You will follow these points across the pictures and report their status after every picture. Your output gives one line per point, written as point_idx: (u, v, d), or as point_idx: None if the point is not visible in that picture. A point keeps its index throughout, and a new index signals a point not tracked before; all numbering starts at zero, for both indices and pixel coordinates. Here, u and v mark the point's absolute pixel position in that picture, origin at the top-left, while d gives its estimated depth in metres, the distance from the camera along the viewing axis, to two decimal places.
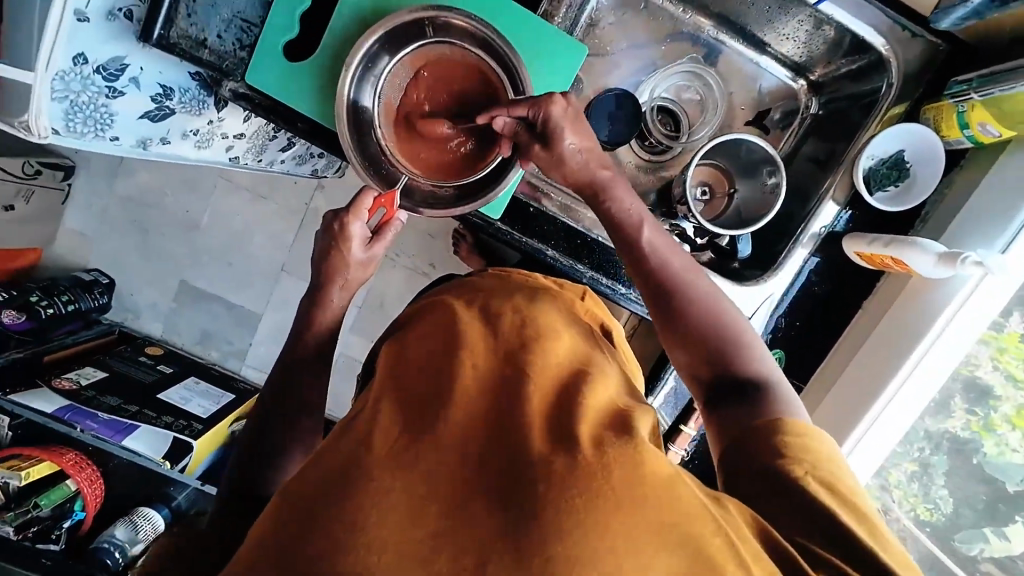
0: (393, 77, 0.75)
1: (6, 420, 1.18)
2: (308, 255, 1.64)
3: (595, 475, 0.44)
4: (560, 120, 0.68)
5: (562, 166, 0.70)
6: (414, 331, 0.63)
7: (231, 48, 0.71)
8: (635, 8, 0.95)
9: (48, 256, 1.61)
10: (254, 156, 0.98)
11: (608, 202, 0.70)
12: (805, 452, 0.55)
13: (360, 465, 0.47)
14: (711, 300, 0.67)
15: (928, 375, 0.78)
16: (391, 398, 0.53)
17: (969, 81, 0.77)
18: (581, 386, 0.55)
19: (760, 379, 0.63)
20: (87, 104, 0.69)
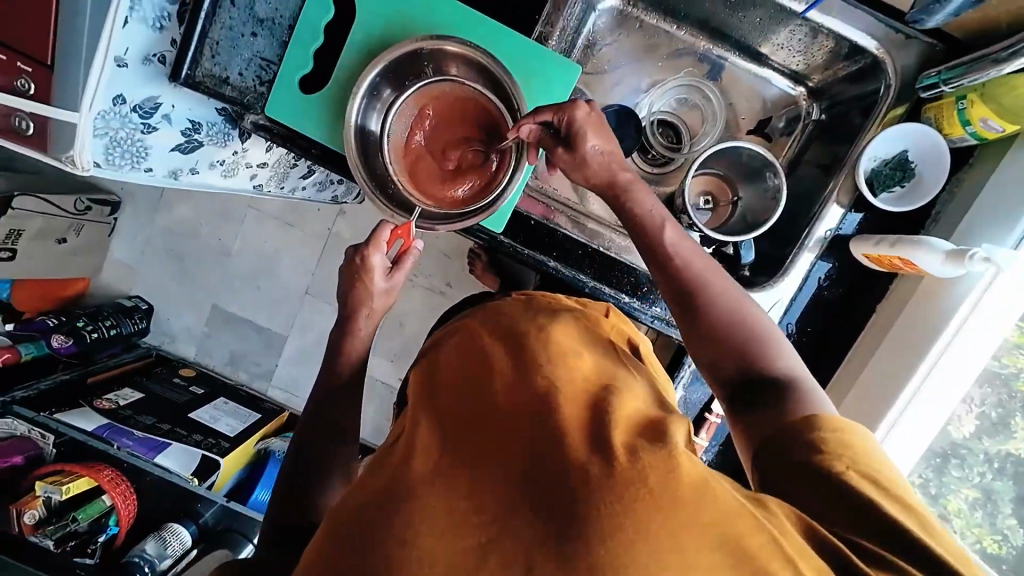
0: (399, 115, 0.81)
1: (51, 438, 1.26)
2: (330, 277, 1.70)
3: (632, 480, 0.43)
4: (584, 122, 0.72)
5: (585, 167, 0.74)
6: (447, 354, 0.65)
7: (252, 84, 0.77)
8: (630, 28, 0.98)
9: (95, 285, 1.74)
10: (277, 184, 1.05)
11: (631, 204, 0.72)
12: (844, 447, 0.53)
13: (403, 486, 0.49)
14: (733, 304, 0.67)
15: (946, 375, 0.76)
16: (426, 419, 0.56)
17: (937, 74, 0.78)
18: (611, 397, 0.54)
19: (790, 380, 0.63)
20: (125, 139, 0.76)
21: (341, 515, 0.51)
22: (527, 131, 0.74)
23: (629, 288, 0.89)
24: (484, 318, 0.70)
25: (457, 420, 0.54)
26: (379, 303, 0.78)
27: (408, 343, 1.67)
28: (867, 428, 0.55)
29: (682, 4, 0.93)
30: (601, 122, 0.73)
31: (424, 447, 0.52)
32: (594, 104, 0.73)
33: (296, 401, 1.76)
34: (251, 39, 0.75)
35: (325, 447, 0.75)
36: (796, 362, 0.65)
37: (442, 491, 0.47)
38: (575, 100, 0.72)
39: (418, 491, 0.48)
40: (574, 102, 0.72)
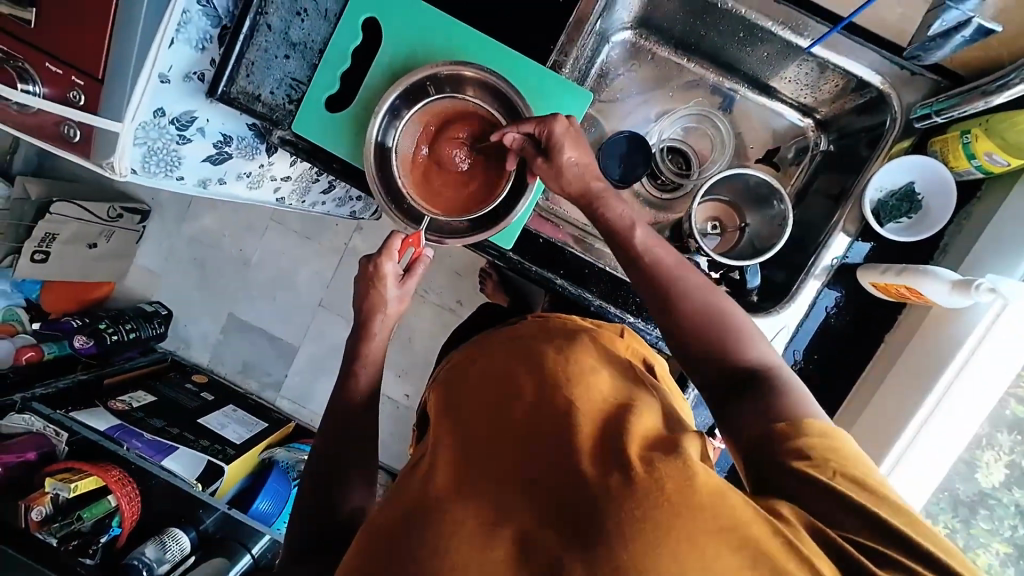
0: (405, 133, 0.84)
1: (65, 436, 1.29)
2: (344, 290, 1.74)
3: (651, 489, 0.46)
4: (561, 136, 0.74)
5: (560, 177, 0.75)
6: (466, 377, 0.70)
7: (282, 102, 0.82)
8: (642, 59, 1.02)
9: (120, 290, 1.80)
10: (298, 198, 1.13)
11: (603, 210, 0.74)
12: (830, 454, 0.53)
13: (435, 500, 0.54)
14: (705, 302, 0.67)
15: (959, 401, 0.76)
16: (452, 440, 0.61)
17: (931, 104, 0.80)
18: (626, 414, 0.57)
19: (767, 372, 0.63)
20: (162, 149, 0.81)
21: (374, 527, 0.56)
22: (510, 139, 0.77)
23: (633, 308, 0.90)
24: (506, 339, 0.75)
25: (479, 438, 0.59)
26: (390, 312, 0.80)
27: (417, 358, 1.69)
28: (850, 434, 0.55)
29: (692, 38, 0.97)
30: (580, 136, 0.76)
31: (450, 464, 0.58)
32: (573, 119, 0.76)
33: (303, 412, 1.77)
34: (284, 61, 0.81)
35: (331, 452, 0.76)
36: (771, 355, 0.65)
37: (472, 504, 0.52)
38: (557, 114, 0.75)
39: (448, 505, 0.53)
40: (554, 115, 0.76)
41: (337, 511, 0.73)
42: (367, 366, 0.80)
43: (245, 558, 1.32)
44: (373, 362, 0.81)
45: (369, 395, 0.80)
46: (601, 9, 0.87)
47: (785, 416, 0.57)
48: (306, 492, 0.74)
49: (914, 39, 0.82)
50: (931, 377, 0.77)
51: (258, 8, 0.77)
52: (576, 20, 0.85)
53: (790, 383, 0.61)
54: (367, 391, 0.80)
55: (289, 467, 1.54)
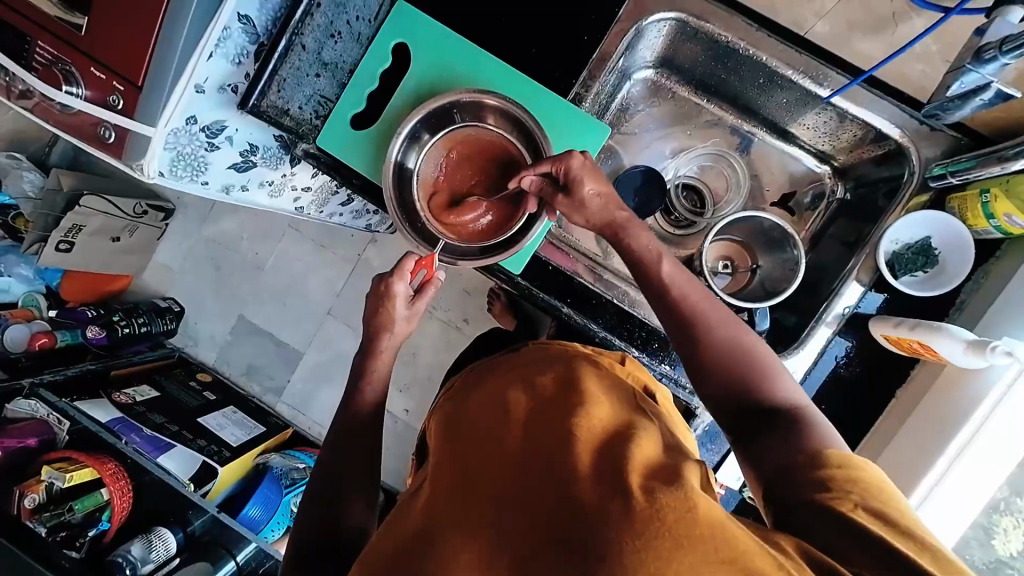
0: (429, 156, 0.86)
1: (66, 425, 1.31)
2: (352, 301, 1.76)
3: (651, 520, 0.45)
4: (580, 172, 0.74)
5: (583, 210, 0.75)
6: (468, 403, 0.70)
7: (309, 117, 0.85)
8: (663, 96, 1.04)
9: (137, 284, 1.84)
10: (316, 209, 1.17)
11: (627, 240, 0.73)
12: (851, 486, 0.52)
13: (433, 529, 0.54)
14: (734, 337, 0.67)
15: (979, 457, 0.73)
16: (450, 467, 0.60)
17: (946, 164, 0.80)
18: (626, 441, 0.56)
19: (794, 410, 0.63)
20: (190, 154, 0.84)
21: (375, 551, 0.56)
22: (528, 181, 0.78)
23: (639, 342, 0.89)
24: (513, 364, 0.75)
25: (477, 463, 0.58)
26: (398, 330, 0.81)
27: (420, 374, 1.68)
28: (874, 463, 0.53)
29: (713, 80, 0.98)
30: (598, 171, 0.76)
31: (448, 487, 0.57)
32: (590, 156, 0.76)
33: (302, 419, 1.77)
34: (315, 79, 0.84)
35: (331, 467, 0.75)
36: (799, 393, 0.65)
37: (470, 528, 0.52)
38: (572, 150, 0.75)
39: (448, 530, 0.53)
40: (571, 152, 0.75)
41: (341, 526, 0.72)
42: (372, 382, 0.80)
43: (229, 564, 1.30)
44: (377, 377, 0.81)
45: (372, 410, 0.80)
46: (624, 48, 0.89)
47: (810, 451, 0.57)
48: (302, 504, 0.74)
49: (932, 98, 0.82)
50: (947, 434, 0.74)
51: (295, 28, 0.81)
52: (599, 57, 0.87)
53: (817, 422, 0.61)
54: (368, 406, 0.80)
55: (283, 474, 1.49)
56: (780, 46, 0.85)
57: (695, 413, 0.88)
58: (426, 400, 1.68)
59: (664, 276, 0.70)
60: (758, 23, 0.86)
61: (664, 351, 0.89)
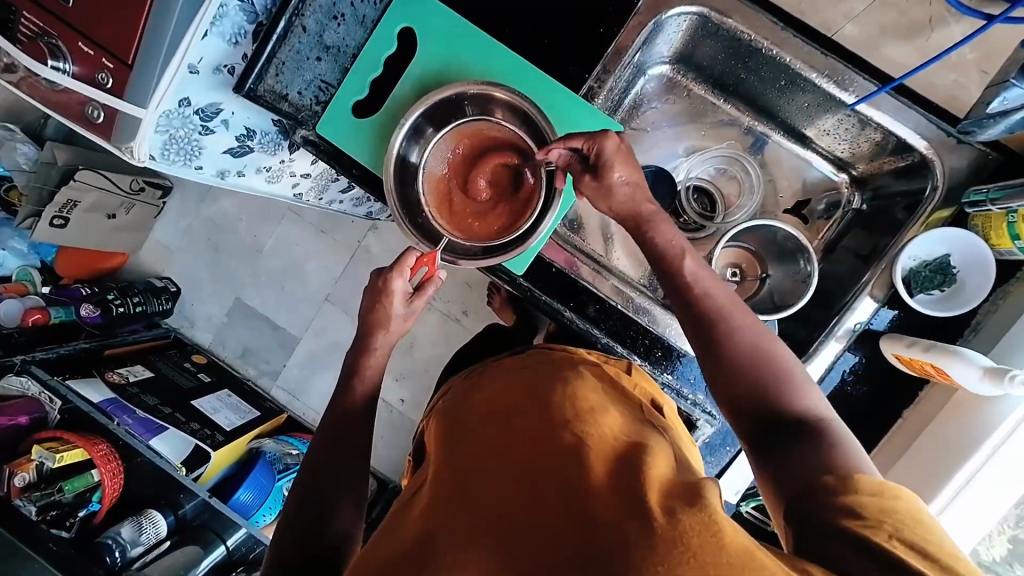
0: (436, 148, 0.82)
1: (57, 404, 1.29)
2: (351, 288, 1.73)
3: (672, 544, 0.43)
4: (612, 155, 0.73)
5: (609, 197, 0.74)
6: (472, 405, 0.69)
7: (309, 103, 0.81)
8: (679, 93, 1.00)
9: (133, 262, 1.82)
10: (315, 195, 1.15)
11: (653, 232, 0.72)
12: (885, 514, 0.49)
13: (436, 539, 0.52)
14: (758, 346, 0.65)
15: (987, 485, 0.71)
16: (453, 474, 0.58)
17: (986, 191, 0.76)
18: (641, 454, 0.54)
19: (822, 427, 0.60)
20: (183, 138, 0.81)
21: (374, 556, 0.54)
22: (556, 154, 0.76)
23: (642, 350, 0.87)
24: (520, 368, 0.73)
25: (484, 473, 0.56)
26: (394, 327, 0.79)
27: (417, 365, 1.67)
28: (908, 492, 0.50)
29: (732, 80, 0.94)
30: (631, 154, 0.74)
31: (453, 494, 0.56)
32: (625, 137, 0.74)
33: (296, 405, 1.76)
34: (315, 63, 0.80)
35: (319, 467, 0.72)
36: (820, 403, 0.62)
37: (478, 540, 0.50)
38: (607, 131, 0.74)
39: (454, 542, 0.51)
40: (606, 132, 0.74)
41: (324, 529, 0.68)
42: (365, 378, 0.78)
43: (219, 549, 1.31)
44: (373, 376, 0.79)
45: (366, 409, 0.78)
46: (641, 42, 0.85)
47: (838, 470, 0.54)
48: (288, 501, 0.72)
49: (971, 115, 0.80)
50: (956, 461, 0.72)
51: (295, 9, 0.77)
52: (615, 51, 0.83)
53: (843, 436, 0.59)
54: (363, 404, 0.78)
55: (276, 459, 1.50)
56: (805, 47, 0.81)
57: (696, 424, 0.86)
58: (421, 391, 1.67)
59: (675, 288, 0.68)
60: (784, 22, 0.82)
61: (668, 361, 0.87)
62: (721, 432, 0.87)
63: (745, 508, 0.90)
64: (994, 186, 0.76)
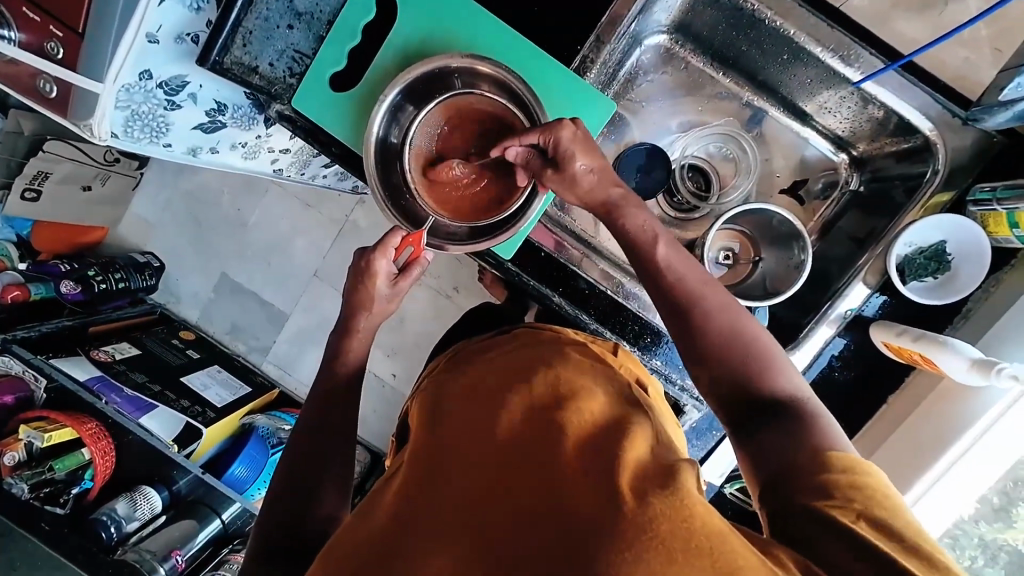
0: (424, 126, 0.78)
1: (42, 383, 1.26)
2: (340, 263, 1.70)
3: (645, 530, 0.43)
4: (570, 144, 0.68)
5: (574, 187, 0.70)
6: (451, 387, 0.67)
7: (281, 75, 0.76)
8: (676, 65, 0.95)
9: (113, 236, 1.77)
10: (296, 170, 1.10)
11: (622, 220, 0.69)
12: (856, 492, 0.49)
13: (406, 524, 0.50)
14: (734, 327, 0.63)
15: (966, 475, 0.73)
16: (428, 458, 0.56)
17: (993, 189, 0.75)
18: (618, 437, 0.53)
19: (792, 400, 0.60)
20: (147, 113, 0.75)
21: (344, 539, 0.52)
22: (514, 153, 0.72)
23: (631, 335, 0.86)
24: (501, 351, 0.72)
25: (459, 456, 0.55)
26: (375, 311, 0.77)
27: (407, 341, 1.66)
28: (879, 467, 0.51)
29: (732, 52, 0.89)
30: (590, 141, 0.70)
31: (426, 475, 0.54)
32: (580, 123, 0.69)
33: (288, 380, 1.75)
34: (286, 31, 0.74)
35: (304, 454, 0.72)
36: (799, 382, 0.61)
37: (449, 523, 0.49)
38: (562, 118, 0.69)
39: (426, 524, 0.49)
40: (561, 119, 0.69)
41: (306, 516, 0.68)
42: (350, 364, 0.77)
43: (214, 523, 1.33)
44: (356, 359, 0.78)
45: (350, 394, 0.77)
46: (637, 11, 0.80)
47: (810, 450, 0.54)
48: (272, 489, 0.71)
49: (982, 101, 0.76)
50: (938, 450, 0.73)
51: None
52: (610, 20, 0.78)
53: (819, 414, 0.59)
54: (348, 390, 0.77)
55: (267, 434, 1.50)
56: (810, 19, 0.77)
57: (684, 409, 0.86)
58: (412, 367, 1.67)
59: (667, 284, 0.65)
60: None
61: (657, 346, 0.86)
62: (708, 417, 0.87)
63: (728, 489, 0.92)
64: (1005, 184, 0.74)
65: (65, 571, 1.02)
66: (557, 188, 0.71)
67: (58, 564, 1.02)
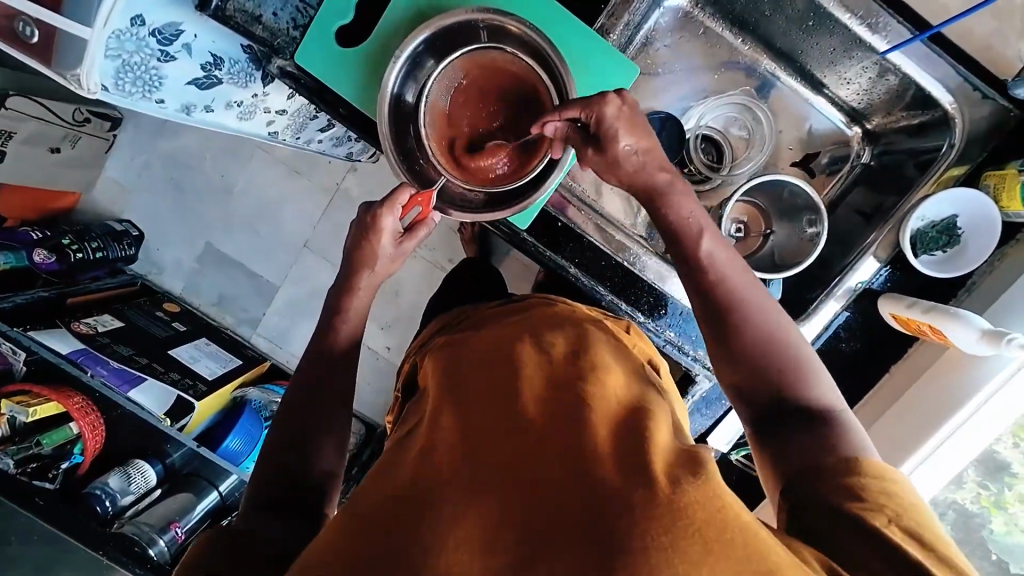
0: (442, 78, 0.74)
1: (23, 356, 1.20)
2: (332, 232, 1.66)
3: (680, 517, 0.42)
4: (615, 121, 0.64)
5: (616, 168, 0.66)
6: (466, 354, 0.66)
7: (285, 26, 0.71)
8: (692, 31, 0.92)
9: (86, 202, 1.67)
10: (292, 133, 1.04)
11: (653, 189, 0.67)
12: (888, 500, 0.50)
13: (428, 490, 0.49)
14: (770, 334, 0.62)
15: (970, 437, 0.75)
16: (452, 424, 0.55)
17: None
18: (646, 419, 0.53)
19: (825, 412, 0.60)
20: (138, 65, 0.70)
21: (363, 501, 0.51)
22: (552, 127, 0.69)
23: (646, 307, 0.86)
24: (516, 323, 0.70)
25: (484, 426, 0.54)
26: (378, 268, 0.74)
27: (402, 313, 1.64)
28: (910, 482, 0.51)
29: (753, 17, 0.87)
30: (637, 117, 0.65)
31: (450, 442, 0.53)
32: (627, 96, 0.65)
33: (279, 353, 1.72)
34: None
35: (316, 422, 0.70)
36: (832, 393, 0.61)
37: (475, 496, 0.47)
38: (605, 93, 0.65)
39: (448, 495, 0.48)
40: (603, 94, 0.65)
41: (313, 476, 0.67)
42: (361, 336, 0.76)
43: (213, 495, 1.31)
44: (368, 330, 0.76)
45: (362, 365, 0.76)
46: None
47: (841, 457, 0.55)
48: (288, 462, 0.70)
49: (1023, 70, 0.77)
50: (944, 415, 0.76)
51: None
52: None
53: (851, 426, 0.59)
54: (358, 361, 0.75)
55: (261, 408, 1.48)
56: None
57: (695, 379, 0.88)
58: (409, 339, 1.65)
59: (684, 258, 0.65)
60: None
61: (671, 317, 0.86)
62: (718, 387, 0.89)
63: (734, 456, 0.95)
64: None
65: (62, 546, 0.99)
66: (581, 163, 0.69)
67: (56, 541, 0.99)
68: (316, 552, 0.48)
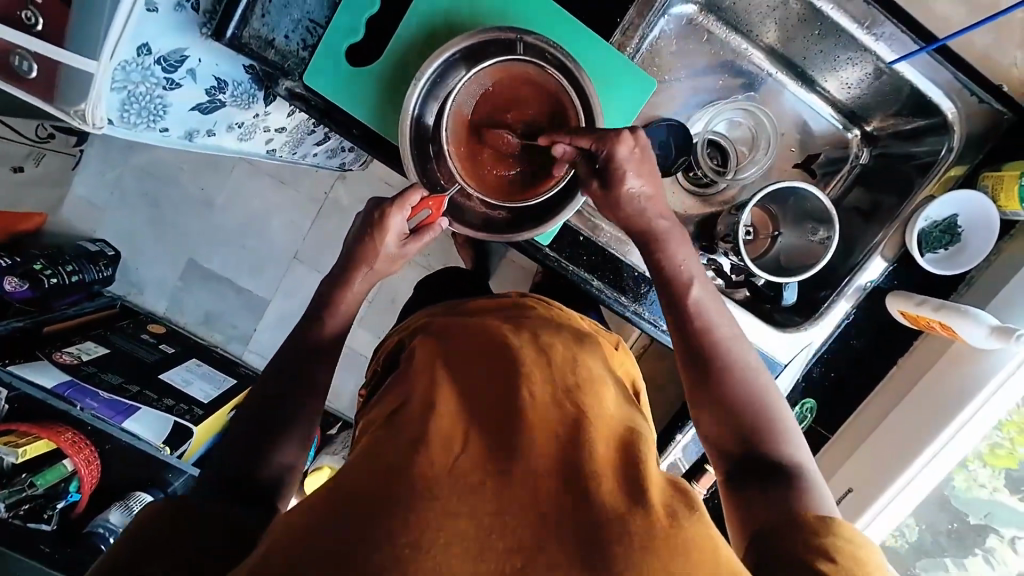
0: (470, 86, 0.72)
1: (4, 393, 1.11)
2: (322, 243, 1.61)
3: (674, 553, 0.42)
4: (625, 161, 0.67)
5: (617, 208, 0.70)
6: (459, 343, 0.62)
7: (295, 48, 0.69)
8: (698, 36, 0.92)
9: (52, 222, 1.57)
10: (289, 149, 1.00)
11: None
12: (856, 564, 0.47)
13: (420, 480, 0.45)
14: (750, 387, 0.63)
15: (977, 428, 0.79)
16: (449, 413, 0.51)
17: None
18: (639, 445, 0.51)
19: (794, 469, 0.60)
20: (144, 95, 0.66)
21: (345, 486, 0.47)
22: (561, 150, 0.70)
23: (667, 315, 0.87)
24: (504, 320, 0.67)
25: (483, 422, 0.51)
26: (376, 265, 0.72)
27: None
28: (878, 548, 0.49)
29: (756, 22, 0.89)
30: (645, 157, 0.68)
31: (445, 432, 0.49)
32: (640, 136, 0.67)
33: None
34: None
35: None
36: (805, 454, 0.62)
37: (471, 496, 0.45)
38: (619, 130, 0.66)
39: (443, 489, 0.45)
40: (617, 132, 0.66)
41: None
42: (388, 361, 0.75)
43: None
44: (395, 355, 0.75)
45: None
46: None
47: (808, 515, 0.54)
48: None
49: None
50: (958, 405, 0.80)
51: None
52: None
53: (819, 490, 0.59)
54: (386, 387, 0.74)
55: None
56: None
57: None
58: None
59: (699, 303, 0.67)
60: None
61: None
62: None
63: None
64: None
65: None
66: (598, 202, 0.71)
67: None
68: (284, 540, 0.44)
